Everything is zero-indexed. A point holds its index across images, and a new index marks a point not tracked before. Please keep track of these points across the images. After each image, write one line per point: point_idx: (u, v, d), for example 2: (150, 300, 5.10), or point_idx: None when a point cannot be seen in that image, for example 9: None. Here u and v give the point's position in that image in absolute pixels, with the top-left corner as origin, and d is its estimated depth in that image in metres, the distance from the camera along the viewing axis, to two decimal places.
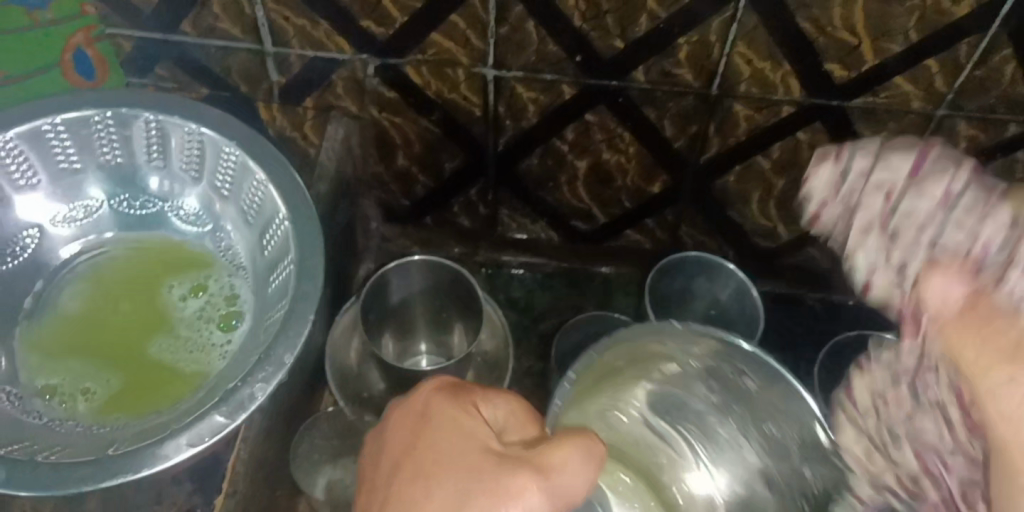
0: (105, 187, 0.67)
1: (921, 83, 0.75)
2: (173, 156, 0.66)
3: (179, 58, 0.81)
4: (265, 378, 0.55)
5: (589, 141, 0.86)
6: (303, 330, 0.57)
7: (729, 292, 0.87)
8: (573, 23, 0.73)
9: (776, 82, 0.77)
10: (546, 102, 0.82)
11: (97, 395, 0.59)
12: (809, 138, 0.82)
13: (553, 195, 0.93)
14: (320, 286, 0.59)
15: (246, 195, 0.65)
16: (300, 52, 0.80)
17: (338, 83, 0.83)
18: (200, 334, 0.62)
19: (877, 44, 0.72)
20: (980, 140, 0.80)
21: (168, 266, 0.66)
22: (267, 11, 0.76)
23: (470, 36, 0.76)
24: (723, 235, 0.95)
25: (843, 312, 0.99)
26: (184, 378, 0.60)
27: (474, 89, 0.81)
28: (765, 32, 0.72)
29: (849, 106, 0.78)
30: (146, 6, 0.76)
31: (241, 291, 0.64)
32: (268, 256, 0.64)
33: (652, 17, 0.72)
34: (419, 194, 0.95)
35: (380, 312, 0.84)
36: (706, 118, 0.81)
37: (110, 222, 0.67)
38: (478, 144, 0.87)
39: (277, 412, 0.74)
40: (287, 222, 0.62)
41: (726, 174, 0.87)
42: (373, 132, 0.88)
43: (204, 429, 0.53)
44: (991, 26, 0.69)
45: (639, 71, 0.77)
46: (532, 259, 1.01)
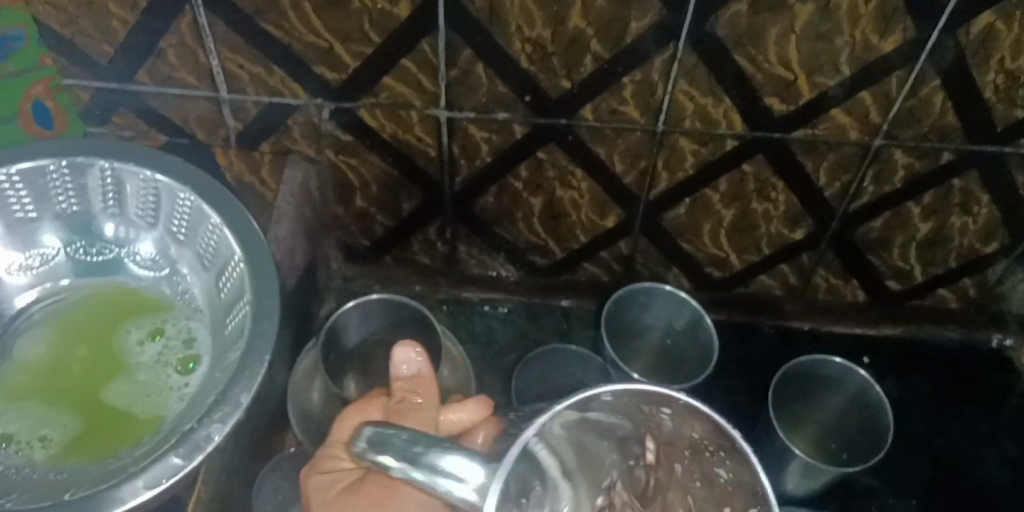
0: (62, 235, 0.68)
1: (856, 115, 0.78)
2: (129, 203, 0.67)
3: (138, 107, 0.83)
4: (221, 419, 0.56)
5: (542, 178, 0.88)
6: (259, 371, 0.58)
7: (682, 320, 0.90)
8: (521, 65, 0.76)
9: (719, 117, 0.79)
10: (499, 141, 0.84)
11: (54, 441, 0.59)
12: (754, 171, 0.85)
13: (509, 232, 0.95)
14: (276, 323, 0.60)
15: (202, 238, 0.66)
16: (256, 98, 0.81)
17: (294, 127, 0.84)
18: (158, 378, 0.62)
19: (812, 79, 0.75)
20: (916, 167, 0.83)
21: (125, 311, 0.66)
22: (222, 59, 0.77)
23: (422, 80, 0.78)
24: (676, 264, 0.97)
25: (797, 336, 1.01)
26: (141, 422, 0.60)
27: (428, 131, 0.83)
28: (705, 70, 0.75)
29: (789, 139, 0.81)
30: (104, 57, 0.77)
31: (198, 333, 0.65)
32: (224, 298, 0.65)
33: (596, 58, 0.75)
34: (379, 234, 0.97)
35: (339, 354, 0.85)
36: (653, 154, 0.84)
37: (67, 269, 0.67)
38: (434, 184, 0.89)
39: (237, 453, 0.75)
40: (242, 264, 0.63)
41: (676, 207, 0.89)
42: (330, 174, 0.89)
43: (160, 472, 0.53)
44: (918, 60, 0.72)
45: (586, 110, 0.80)
46: (492, 294, 1.01)
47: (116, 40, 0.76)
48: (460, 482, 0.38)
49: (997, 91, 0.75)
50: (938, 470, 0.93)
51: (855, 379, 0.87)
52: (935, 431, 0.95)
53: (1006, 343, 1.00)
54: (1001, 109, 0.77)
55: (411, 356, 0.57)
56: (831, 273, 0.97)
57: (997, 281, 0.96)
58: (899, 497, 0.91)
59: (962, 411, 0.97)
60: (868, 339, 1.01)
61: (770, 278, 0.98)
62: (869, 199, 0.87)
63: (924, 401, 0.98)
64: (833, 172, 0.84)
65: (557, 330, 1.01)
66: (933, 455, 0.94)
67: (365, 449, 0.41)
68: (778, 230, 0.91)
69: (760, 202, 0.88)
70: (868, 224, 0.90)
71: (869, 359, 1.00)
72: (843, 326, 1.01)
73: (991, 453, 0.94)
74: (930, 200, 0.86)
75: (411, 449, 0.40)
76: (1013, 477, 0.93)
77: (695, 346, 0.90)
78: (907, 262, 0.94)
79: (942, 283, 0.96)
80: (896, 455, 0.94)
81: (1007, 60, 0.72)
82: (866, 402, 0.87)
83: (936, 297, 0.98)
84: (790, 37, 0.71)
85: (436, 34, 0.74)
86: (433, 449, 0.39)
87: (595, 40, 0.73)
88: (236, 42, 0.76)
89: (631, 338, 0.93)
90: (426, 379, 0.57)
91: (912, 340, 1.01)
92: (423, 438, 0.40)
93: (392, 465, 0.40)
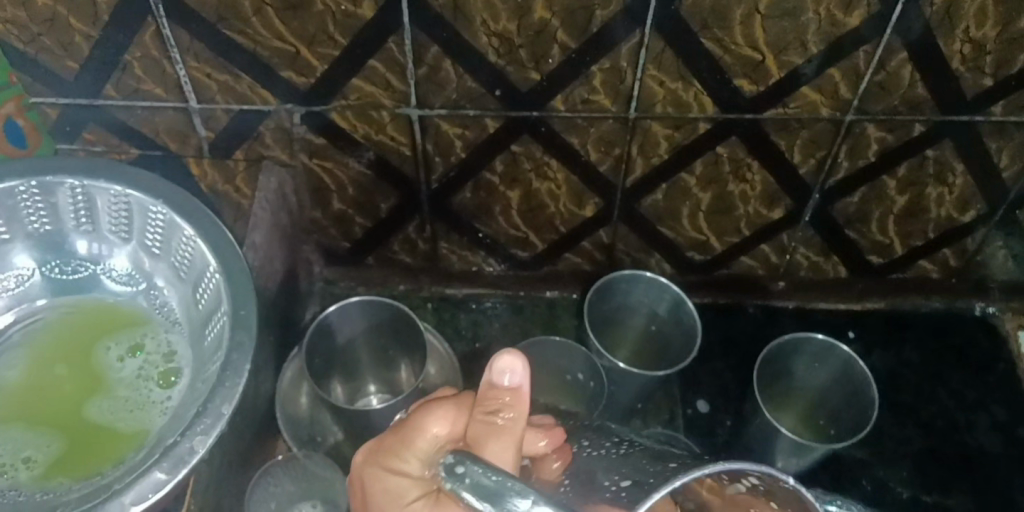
0: (35, 254, 0.67)
1: (826, 92, 0.78)
2: (101, 218, 0.67)
3: (107, 121, 0.82)
4: (204, 430, 0.55)
5: (518, 171, 0.88)
6: (240, 381, 0.58)
7: (664, 306, 0.90)
8: (489, 59, 0.76)
9: (690, 101, 0.79)
10: (472, 136, 0.84)
11: (38, 462, 0.59)
12: (728, 152, 0.85)
13: (487, 226, 0.95)
14: (254, 332, 0.60)
15: (176, 251, 0.66)
16: (226, 106, 0.81)
17: (266, 134, 0.84)
18: (140, 392, 0.62)
19: (779, 58, 0.75)
20: (889, 140, 0.83)
21: (105, 328, 0.66)
22: (188, 69, 0.77)
23: (390, 80, 0.78)
24: (658, 250, 0.98)
25: (782, 315, 1.01)
26: (125, 438, 0.60)
27: (400, 130, 0.83)
28: (673, 55, 0.75)
29: (761, 119, 0.81)
30: (68, 73, 0.77)
31: (178, 346, 0.65)
32: (202, 309, 0.65)
33: (564, 48, 0.75)
34: (359, 236, 0.96)
35: (324, 358, 0.85)
36: (627, 141, 0.83)
37: (42, 289, 0.67)
38: (410, 183, 0.89)
39: (226, 461, 0.74)
40: (218, 274, 0.63)
41: (654, 193, 0.89)
42: (305, 179, 0.89)
43: (145, 487, 0.53)
44: (884, 34, 0.72)
45: (557, 100, 0.80)
46: (476, 290, 1.02)
47: (80, 55, 0.75)
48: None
49: (964, 61, 0.75)
50: (928, 439, 0.93)
51: (838, 354, 0.87)
52: (923, 400, 0.95)
53: (990, 310, 1.01)
54: (970, 79, 0.77)
55: (513, 367, 0.49)
56: (811, 251, 0.97)
57: (977, 249, 0.96)
58: (890, 469, 0.91)
59: (947, 378, 0.97)
60: (853, 314, 1.01)
61: (752, 259, 0.98)
62: (845, 174, 0.87)
63: (911, 371, 0.97)
64: (806, 150, 0.84)
65: (542, 321, 1.01)
66: (922, 424, 0.94)
67: (453, 484, 0.42)
68: (756, 210, 0.91)
69: (736, 183, 0.88)
70: (845, 200, 0.90)
71: (854, 333, 1.00)
72: (828, 304, 1.02)
73: (980, 419, 0.94)
74: (905, 172, 0.86)
75: (496, 490, 0.39)
76: (1004, 441, 0.93)
77: (680, 331, 0.90)
78: (886, 235, 0.94)
79: (923, 254, 0.97)
80: (885, 427, 0.94)
81: (973, 29, 0.72)
82: (850, 377, 0.87)
83: (917, 269, 0.99)
84: (755, 17, 0.71)
85: (401, 32, 0.73)
86: (523, 498, 0.38)
87: (561, 31, 0.73)
88: (201, 51, 0.75)
89: (614, 326, 0.94)
90: (523, 396, 0.49)
91: (896, 311, 1.01)
92: (511, 481, 0.39)
93: (476, 503, 0.40)
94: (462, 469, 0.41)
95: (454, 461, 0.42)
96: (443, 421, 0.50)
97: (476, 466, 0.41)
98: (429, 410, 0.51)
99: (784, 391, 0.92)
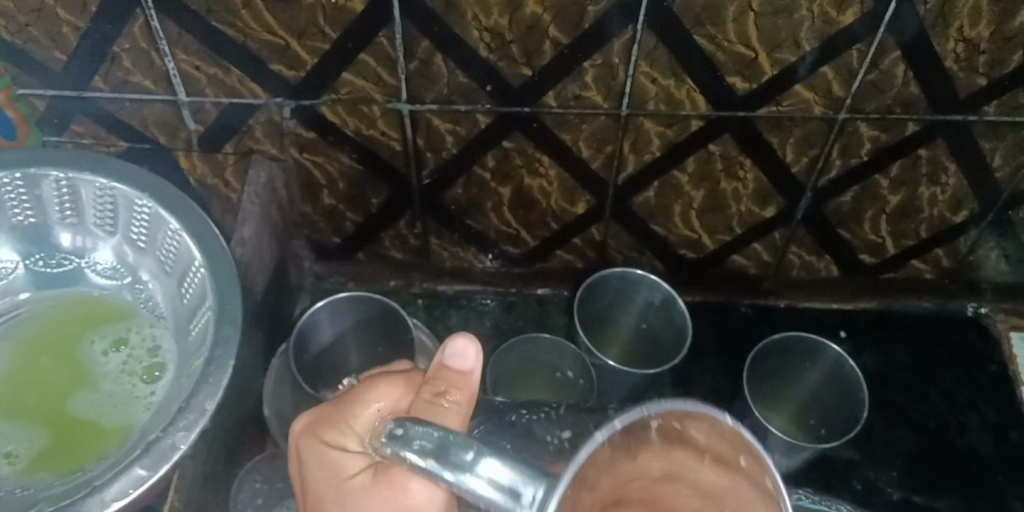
0: (19, 247, 0.66)
1: (820, 90, 0.78)
2: (87, 212, 0.66)
3: (95, 114, 0.82)
4: (186, 426, 0.55)
5: (509, 167, 0.87)
6: (223, 377, 0.57)
7: (655, 304, 0.89)
8: (481, 54, 0.75)
9: (683, 98, 0.79)
10: (463, 132, 0.83)
11: (19, 457, 0.58)
12: (721, 150, 0.84)
13: (479, 222, 0.94)
14: (239, 328, 0.59)
15: (161, 245, 0.66)
16: (215, 99, 0.80)
17: (256, 127, 0.83)
18: (124, 388, 0.61)
19: (772, 56, 0.74)
20: (882, 140, 0.82)
21: (89, 322, 0.65)
22: (177, 61, 0.76)
23: (381, 74, 0.77)
24: (650, 248, 0.97)
25: (774, 313, 1.01)
26: (107, 433, 0.59)
27: (391, 125, 0.83)
28: (665, 52, 0.74)
29: (754, 117, 0.80)
30: (56, 64, 0.76)
31: (163, 341, 0.64)
32: (187, 304, 0.64)
33: (556, 43, 0.74)
34: (349, 231, 0.96)
35: (312, 354, 0.85)
36: (619, 138, 0.83)
37: (26, 282, 0.66)
38: (401, 178, 0.88)
39: (213, 457, 0.74)
40: (203, 269, 0.62)
41: (646, 190, 0.89)
42: (296, 173, 0.88)
43: (126, 483, 0.52)
44: (878, 32, 0.72)
45: (549, 96, 0.79)
46: (467, 286, 1.01)
47: (68, 47, 0.75)
48: (492, 488, 0.35)
49: (958, 60, 0.75)
50: (918, 439, 0.93)
51: (829, 355, 0.87)
52: (914, 400, 0.95)
53: (982, 311, 1.01)
54: (964, 78, 0.77)
55: (462, 347, 0.47)
56: (804, 250, 0.96)
57: (970, 250, 0.96)
58: (880, 469, 0.91)
59: (939, 378, 0.97)
60: (845, 313, 1.01)
61: (744, 257, 0.98)
62: (837, 173, 0.86)
63: (902, 371, 0.97)
64: (799, 148, 0.84)
65: (534, 318, 1.01)
66: (913, 423, 0.94)
67: (392, 445, 0.39)
68: (748, 209, 0.91)
69: (728, 182, 0.88)
70: (837, 199, 0.89)
71: (845, 333, 1.00)
72: (821, 302, 1.01)
73: (971, 419, 0.94)
74: (898, 172, 0.86)
75: (441, 445, 0.37)
76: (995, 440, 0.93)
77: (671, 329, 0.90)
78: (879, 235, 0.94)
79: (916, 254, 0.96)
80: (876, 426, 0.93)
81: (967, 28, 0.72)
82: (841, 377, 0.87)
83: (910, 268, 0.99)
84: (748, 14, 0.71)
85: (392, 25, 0.73)
86: (469, 451, 0.36)
87: (553, 26, 0.72)
88: (190, 44, 0.75)
89: (605, 323, 0.93)
90: (477, 379, 0.48)
91: (888, 311, 1.01)
92: (454, 435, 0.37)
93: (422, 464, 0.37)
94: (407, 430, 0.38)
95: (395, 425, 0.39)
96: (386, 399, 0.48)
97: (422, 425, 0.38)
98: (366, 392, 0.49)
99: (776, 392, 0.92)
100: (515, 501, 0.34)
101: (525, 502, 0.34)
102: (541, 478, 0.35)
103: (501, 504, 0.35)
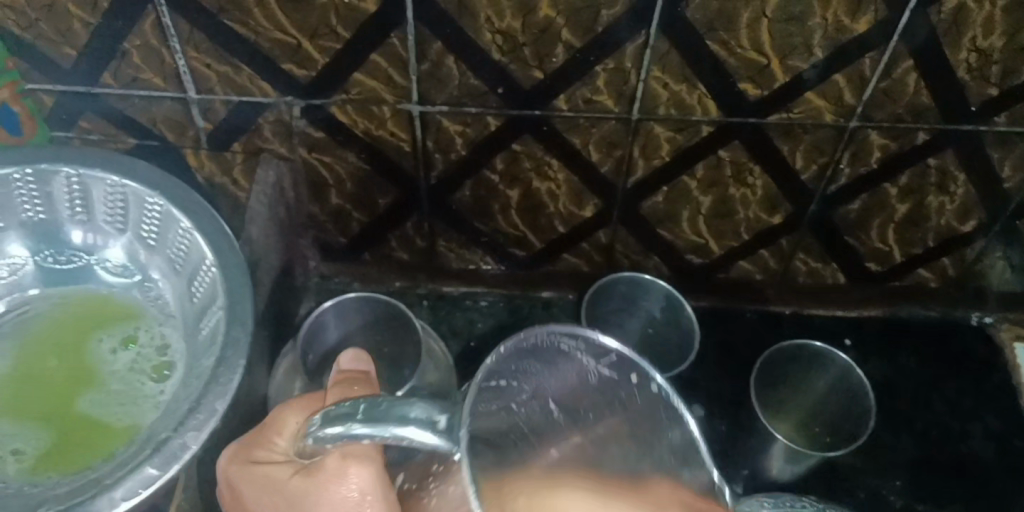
0: (29, 243, 0.66)
1: (831, 97, 0.77)
2: (97, 209, 0.66)
3: (104, 110, 0.81)
4: (197, 426, 0.54)
5: (518, 170, 0.87)
6: (234, 377, 0.57)
7: (663, 310, 0.90)
8: (492, 56, 0.75)
9: (694, 103, 0.79)
10: (473, 134, 0.83)
11: (27, 454, 0.58)
12: (730, 156, 0.84)
13: (487, 225, 0.94)
14: (250, 328, 0.59)
15: (172, 244, 0.65)
16: (224, 98, 0.80)
17: (265, 126, 0.83)
18: (132, 386, 0.61)
19: (785, 62, 0.74)
20: (892, 148, 0.82)
21: (97, 320, 0.65)
22: (188, 59, 0.76)
23: (392, 75, 0.77)
24: (656, 253, 0.97)
25: (780, 320, 1.00)
26: (115, 432, 0.59)
27: (401, 126, 0.82)
28: (678, 57, 0.74)
29: (764, 123, 0.80)
30: (66, 60, 0.76)
31: (172, 340, 0.64)
32: (197, 303, 0.64)
33: (568, 47, 0.74)
34: (355, 231, 0.95)
35: (318, 354, 0.85)
36: (629, 142, 0.83)
37: (35, 279, 0.66)
38: (409, 179, 0.88)
39: (219, 457, 0.73)
40: (215, 269, 0.62)
41: (654, 195, 0.89)
42: (304, 173, 0.88)
43: (136, 482, 0.52)
44: (891, 41, 0.72)
45: (560, 100, 0.79)
46: (473, 289, 1.01)
47: (79, 43, 0.74)
48: (417, 432, 0.38)
49: (970, 69, 0.75)
50: (923, 447, 0.93)
51: (836, 362, 0.87)
52: (919, 408, 0.95)
53: (986, 320, 1.01)
54: (975, 88, 0.77)
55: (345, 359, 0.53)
56: (810, 257, 0.96)
57: (976, 258, 0.96)
58: (885, 478, 0.91)
59: (944, 387, 0.97)
60: (851, 321, 1.01)
61: (750, 263, 0.98)
62: (846, 181, 0.86)
63: (907, 380, 0.97)
64: (808, 155, 0.84)
65: (539, 321, 1.00)
66: (917, 432, 0.94)
67: (318, 429, 0.43)
68: (756, 215, 0.91)
69: (737, 188, 0.88)
70: (845, 207, 0.89)
71: (851, 340, 1.00)
72: (826, 309, 1.01)
73: (976, 428, 0.94)
74: (907, 180, 0.86)
75: (365, 411, 0.41)
76: (999, 450, 0.93)
77: (678, 333, 0.90)
78: (886, 243, 0.94)
79: (923, 262, 0.96)
80: (881, 434, 0.93)
81: (980, 38, 0.72)
82: (846, 385, 0.87)
83: (916, 277, 0.99)
84: (762, 20, 0.71)
85: (404, 27, 0.72)
86: (388, 404, 0.40)
87: (566, 29, 0.72)
88: (201, 41, 0.74)
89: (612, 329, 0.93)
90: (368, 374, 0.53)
91: (894, 317, 1.01)
92: (368, 400, 0.41)
93: (349, 432, 0.41)
94: (324, 415, 0.43)
95: (316, 417, 0.43)
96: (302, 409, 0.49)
97: (339, 403, 0.42)
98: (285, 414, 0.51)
99: (784, 397, 0.92)
100: (430, 427, 0.38)
101: (442, 429, 0.38)
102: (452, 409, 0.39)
103: (420, 436, 0.38)
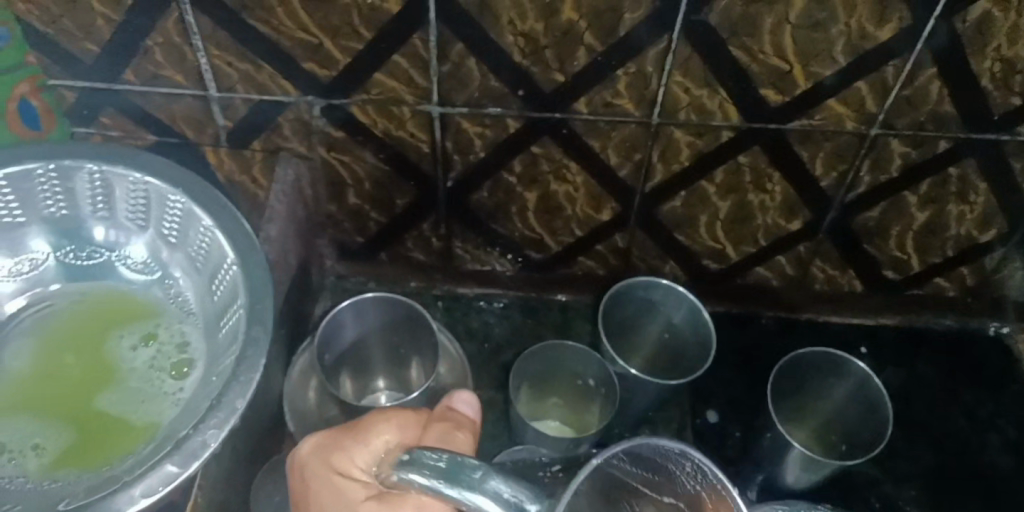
0: (51, 239, 0.66)
1: (852, 104, 0.77)
2: (119, 205, 0.66)
3: (125, 106, 0.81)
4: (217, 424, 0.54)
5: (536, 172, 0.87)
6: (254, 376, 0.57)
7: (680, 314, 0.89)
8: (514, 58, 0.75)
9: (714, 108, 0.79)
10: (492, 136, 0.83)
11: (47, 449, 0.58)
12: (750, 161, 0.84)
13: (504, 227, 0.94)
14: (270, 327, 0.59)
15: (193, 241, 0.66)
16: (245, 96, 0.80)
17: (285, 125, 0.83)
18: (153, 383, 0.61)
19: (808, 68, 0.74)
20: (914, 156, 0.82)
21: (118, 316, 0.65)
22: (210, 57, 0.76)
23: (413, 75, 0.77)
24: (672, 257, 0.97)
25: (795, 327, 1.00)
26: (136, 429, 0.59)
27: (420, 127, 0.82)
28: (700, 62, 0.74)
29: (785, 129, 0.80)
30: (89, 56, 0.76)
31: (192, 337, 0.64)
32: (217, 301, 0.64)
33: (590, 50, 0.74)
34: (373, 232, 0.95)
35: (334, 353, 0.84)
36: (649, 147, 0.83)
37: (56, 274, 0.66)
38: (427, 180, 0.88)
39: (235, 455, 0.73)
40: (235, 267, 0.62)
41: (673, 200, 0.88)
42: (322, 172, 0.88)
43: (156, 480, 0.52)
44: (915, 48, 0.72)
45: (580, 103, 0.79)
46: (488, 289, 1.01)
47: (101, 39, 0.75)
48: (496, 505, 0.39)
49: (994, 78, 0.74)
50: (937, 458, 0.92)
51: (856, 372, 0.86)
52: (935, 418, 0.95)
53: (1004, 330, 1.00)
54: (998, 97, 0.76)
55: (469, 401, 0.54)
56: (828, 264, 0.96)
57: (996, 268, 0.95)
58: (900, 487, 0.90)
59: (960, 397, 0.96)
60: (865, 328, 1.01)
61: (767, 270, 0.97)
62: (866, 188, 0.86)
63: (923, 389, 0.97)
64: (829, 162, 0.83)
65: (554, 323, 1.00)
66: (933, 443, 0.93)
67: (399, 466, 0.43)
68: (775, 221, 0.90)
69: (756, 193, 0.87)
70: (865, 214, 0.89)
71: (867, 349, 0.99)
72: (840, 316, 1.01)
73: (991, 439, 0.93)
74: (927, 189, 0.85)
75: (452, 467, 0.41)
76: (1014, 463, 0.92)
77: (694, 338, 0.90)
78: (903, 251, 0.93)
79: (941, 271, 0.95)
80: (895, 444, 0.93)
81: (1004, 47, 0.71)
82: (864, 393, 0.87)
83: (934, 286, 0.97)
84: (785, 26, 0.71)
85: (427, 28, 0.73)
86: (477, 470, 0.40)
87: (588, 32, 0.72)
88: (223, 39, 0.75)
89: (626, 333, 0.93)
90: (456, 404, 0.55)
91: (911, 327, 1.01)
92: (458, 458, 0.41)
93: (430, 486, 0.41)
94: (423, 466, 0.42)
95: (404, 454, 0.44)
96: (395, 425, 0.51)
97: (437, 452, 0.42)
98: (382, 416, 0.52)
99: (800, 405, 0.92)
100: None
101: None
102: (545, 499, 0.39)
103: None
